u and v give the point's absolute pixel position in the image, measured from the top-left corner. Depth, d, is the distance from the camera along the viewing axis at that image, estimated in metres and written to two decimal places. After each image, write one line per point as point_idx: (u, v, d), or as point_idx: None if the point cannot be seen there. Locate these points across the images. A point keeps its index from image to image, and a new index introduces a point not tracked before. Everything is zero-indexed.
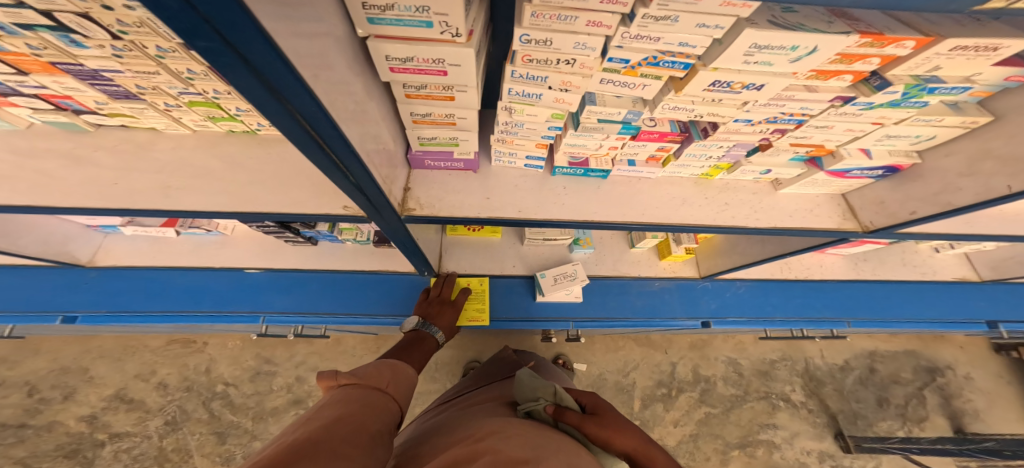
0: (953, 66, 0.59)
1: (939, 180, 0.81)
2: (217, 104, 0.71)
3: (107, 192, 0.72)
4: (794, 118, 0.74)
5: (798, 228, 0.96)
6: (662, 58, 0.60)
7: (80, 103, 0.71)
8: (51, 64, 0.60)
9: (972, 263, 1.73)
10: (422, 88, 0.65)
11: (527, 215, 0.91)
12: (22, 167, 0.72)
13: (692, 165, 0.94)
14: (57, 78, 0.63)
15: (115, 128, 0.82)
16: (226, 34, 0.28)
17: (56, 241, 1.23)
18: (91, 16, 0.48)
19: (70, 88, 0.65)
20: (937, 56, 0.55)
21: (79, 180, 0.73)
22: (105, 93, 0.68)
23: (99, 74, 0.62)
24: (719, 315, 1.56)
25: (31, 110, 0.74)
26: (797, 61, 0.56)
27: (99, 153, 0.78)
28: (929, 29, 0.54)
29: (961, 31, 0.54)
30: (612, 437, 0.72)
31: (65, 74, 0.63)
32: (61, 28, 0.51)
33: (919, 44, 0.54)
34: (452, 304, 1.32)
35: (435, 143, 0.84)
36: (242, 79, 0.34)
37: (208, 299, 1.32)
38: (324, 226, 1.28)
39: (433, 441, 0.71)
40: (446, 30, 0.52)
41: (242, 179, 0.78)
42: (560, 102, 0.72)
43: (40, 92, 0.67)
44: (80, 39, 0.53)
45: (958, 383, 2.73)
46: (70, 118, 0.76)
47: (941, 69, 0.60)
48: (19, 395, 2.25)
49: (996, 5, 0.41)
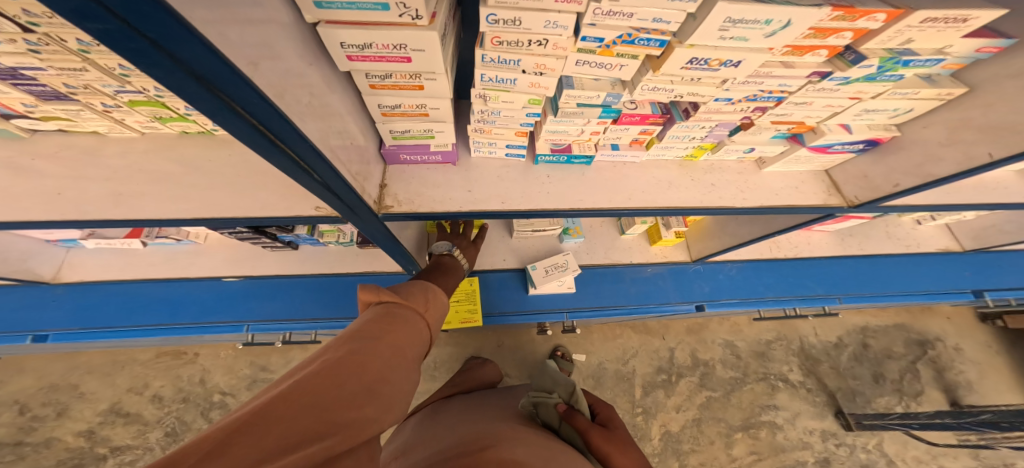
0: (925, 39, 0.59)
1: (921, 151, 0.81)
2: (163, 103, 0.64)
3: (53, 202, 0.68)
4: (773, 95, 0.72)
5: (785, 206, 0.94)
6: (637, 36, 0.57)
7: (7, 105, 0.64)
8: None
9: (952, 234, 1.73)
10: (387, 77, 0.62)
11: (512, 206, 0.88)
12: None
13: (675, 146, 0.91)
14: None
15: (54, 133, 0.78)
16: (123, 15, 0.25)
17: (14, 258, 1.16)
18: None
19: None
20: (908, 28, 0.56)
21: (26, 192, 0.69)
22: (32, 93, 0.60)
23: (18, 73, 0.55)
24: (714, 297, 1.54)
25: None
26: (771, 35, 0.54)
27: (37, 161, 0.73)
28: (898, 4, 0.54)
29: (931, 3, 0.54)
30: (612, 454, 0.74)
31: None
32: None
33: (889, 17, 0.54)
34: (474, 242, 1.32)
35: (409, 136, 0.81)
36: (161, 67, 0.31)
37: (186, 311, 1.29)
38: (303, 229, 1.24)
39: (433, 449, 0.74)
40: (405, 12, 0.49)
41: (204, 184, 0.75)
42: (535, 86, 0.69)
43: None
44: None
45: (949, 355, 2.74)
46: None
47: (914, 40, 0.60)
48: (11, 414, 2.23)
49: None
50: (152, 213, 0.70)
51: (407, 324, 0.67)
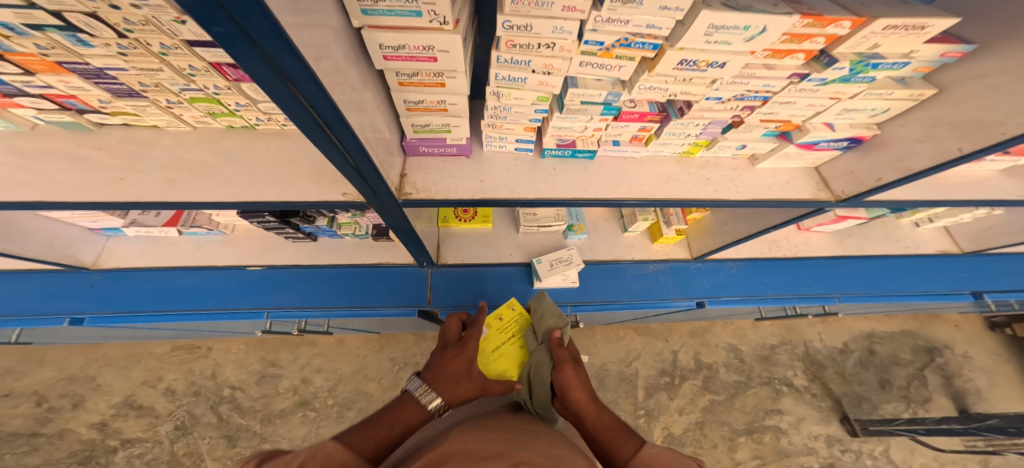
0: (890, 44, 0.66)
1: (899, 148, 0.86)
2: (218, 100, 0.73)
3: (116, 186, 0.77)
4: (759, 95, 0.80)
5: (776, 199, 1.00)
6: (633, 40, 0.65)
7: (83, 102, 0.71)
8: (58, 64, 0.61)
9: (951, 236, 1.75)
10: (415, 75, 0.71)
11: (520, 195, 0.96)
12: (36, 166, 0.77)
13: (672, 142, 0.99)
14: (63, 78, 0.64)
15: (118, 126, 0.88)
16: (240, 22, 0.33)
17: (59, 244, 1.27)
18: (98, 16, 0.50)
19: (76, 87, 0.66)
20: (873, 34, 0.62)
21: (95, 177, 0.78)
22: (109, 91, 0.69)
23: (103, 73, 0.63)
24: (713, 294, 1.60)
25: (36, 110, 0.76)
26: (751, 41, 0.61)
27: (102, 151, 0.83)
28: (862, 11, 0.61)
29: (891, 11, 0.61)
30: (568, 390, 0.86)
31: (71, 73, 0.63)
32: (70, 28, 0.52)
33: (855, 24, 0.61)
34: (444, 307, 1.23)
35: (428, 130, 0.90)
36: (251, 61, 0.39)
37: (211, 297, 1.36)
38: (323, 221, 1.34)
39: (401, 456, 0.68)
40: (434, 18, 0.58)
41: (245, 172, 0.84)
42: (543, 85, 0.78)
43: (45, 92, 0.67)
44: (87, 39, 0.54)
45: (957, 362, 2.76)
46: (75, 117, 0.78)
47: (881, 46, 0.66)
48: (28, 405, 2.29)
49: None
50: (198, 196, 0.78)
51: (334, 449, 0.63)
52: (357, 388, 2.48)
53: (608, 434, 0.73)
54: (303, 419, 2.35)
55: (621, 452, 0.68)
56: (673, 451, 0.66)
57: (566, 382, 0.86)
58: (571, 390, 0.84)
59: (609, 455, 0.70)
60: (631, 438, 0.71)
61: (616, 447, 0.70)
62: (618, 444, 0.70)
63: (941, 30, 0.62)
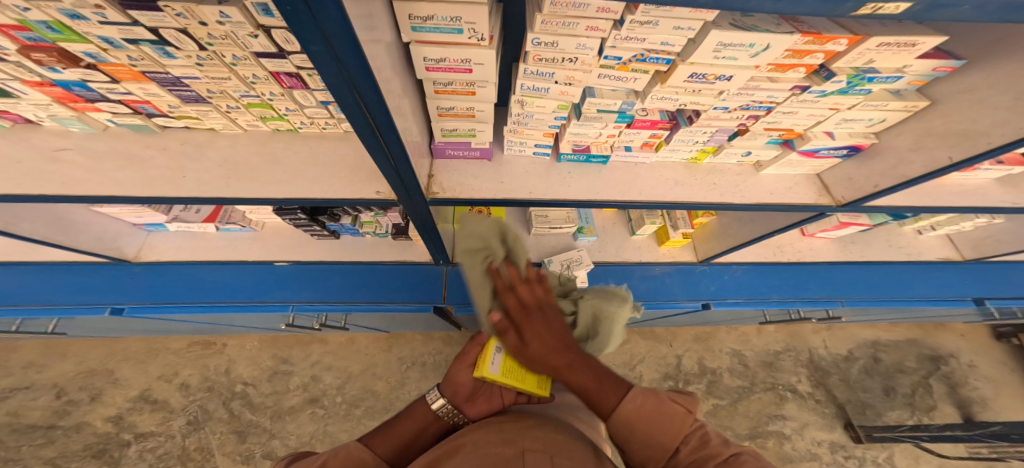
0: (885, 60, 0.71)
1: (894, 156, 0.91)
2: (270, 105, 0.86)
3: (178, 181, 0.87)
4: (763, 105, 0.86)
5: (778, 203, 1.06)
6: (648, 55, 0.72)
7: (155, 107, 0.86)
8: (141, 73, 0.74)
9: (953, 244, 1.80)
10: (449, 84, 0.78)
11: (538, 195, 1.03)
12: (116, 166, 0.89)
13: (681, 149, 1.05)
14: (142, 85, 0.78)
15: (178, 129, 0.98)
16: (329, 38, 0.42)
17: (107, 238, 1.37)
18: (187, 31, 0.61)
19: (151, 93, 0.80)
20: (868, 50, 0.67)
21: (159, 174, 0.88)
22: (179, 97, 0.82)
23: (179, 81, 0.76)
24: (719, 296, 1.65)
25: (111, 114, 0.89)
26: (756, 56, 0.67)
27: (165, 152, 0.93)
28: (857, 29, 0.66)
29: (885, 30, 0.65)
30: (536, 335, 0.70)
31: (150, 81, 0.77)
32: (160, 42, 0.65)
33: (850, 42, 0.66)
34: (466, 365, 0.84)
35: (455, 134, 0.97)
36: (330, 72, 0.48)
37: (239, 291, 1.43)
38: (347, 219, 1.42)
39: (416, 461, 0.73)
40: (473, 35, 0.65)
41: (288, 171, 0.93)
42: (564, 94, 0.85)
43: (124, 98, 0.82)
44: (173, 51, 0.67)
45: (962, 371, 2.78)
46: (144, 120, 0.92)
47: (876, 61, 0.71)
48: (47, 397, 2.36)
49: (864, 12, 0.41)
50: (247, 193, 0.87)
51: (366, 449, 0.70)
52: (367, 386, 2.53)
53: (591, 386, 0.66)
54: (313, 416, 2.39)
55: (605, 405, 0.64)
56: (653, 396, 0.62)
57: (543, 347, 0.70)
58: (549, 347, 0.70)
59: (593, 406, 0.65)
60: (614, 386, 0.66)
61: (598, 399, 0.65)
62: (599, 396, 0.64)
63: (932, 47, 0.66)
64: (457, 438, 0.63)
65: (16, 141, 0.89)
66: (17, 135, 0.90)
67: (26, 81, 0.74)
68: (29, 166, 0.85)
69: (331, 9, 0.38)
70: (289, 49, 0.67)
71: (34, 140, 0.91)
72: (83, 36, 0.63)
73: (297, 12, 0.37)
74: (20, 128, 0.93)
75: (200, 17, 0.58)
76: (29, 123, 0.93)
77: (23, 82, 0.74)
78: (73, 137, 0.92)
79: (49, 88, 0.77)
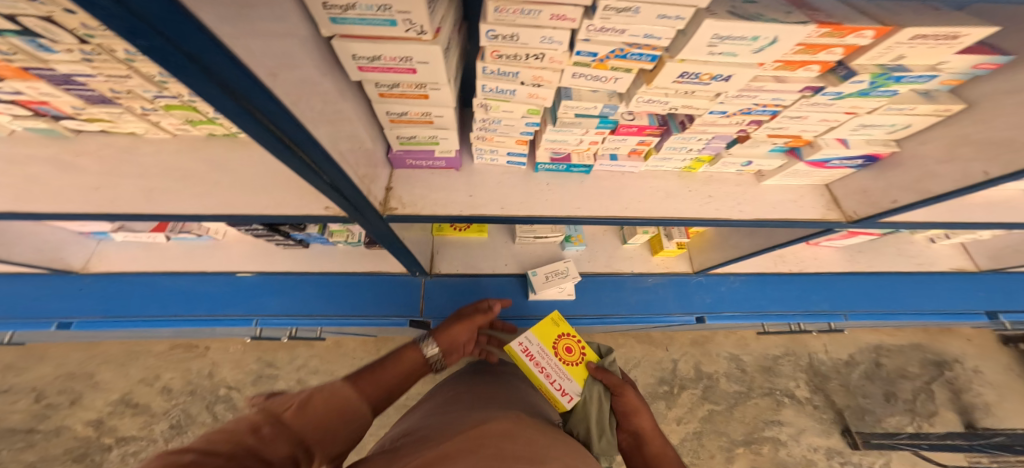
0: (915, 56, 0.57)
1: (920, 167, 0.78)
2: (194, 108, 0.73)
3: (91, 195, 0.75)
4: (767, 109, 0.73)
5: (783, 219, 0.94)
6: (629, 51, 0.60)
7: (57, 108, 0.74)
8: (23, 70, 0.62)
9: (969, 253, 1.66)
10: (395, 86, 0.66)
11: (510, 211, 0.91)
12: (14, 174, 0.76)
13: (673, 157, 0.93)
14: (31, 83, 0.66)
15: (98, 134, 0.85)
16: (168, 35, 0.29)
17: (47, 248, 1.25)
18: (54, 20, 0.49)
19: (46, 92, 0.68)
20: (898, 45, 0.54)
21: (70, 186, 0.76)
22: (80, 97, 0.70)
23: (72, 79, 0.65)
24: (714, 309, 1.53)
25: (12, 117, 0.76)
26: (759, 52, 0.55)
27: (83, 158, 0.81)
28: (887, 18, 0.53)
29: (921, 19, 0.52)
30: (636, 411, 0.90)
31: (38, 79, 0.65)
32: (27, 32, 0.52)
33: (878, 34, 0.52)
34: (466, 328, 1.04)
35: (414, 142, 0.86)
36: (193, 78, 0.35)
37: (200, 302, 1.33)
38: (314, 228, 1.30)
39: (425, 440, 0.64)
40: (410, 27, 0.53)
41: (222, 182, 0.81)
42: (534, 97, 0.73)
43: (17, 98, 0.70)
44: (48, 44, 0.55)
45: (967, 376, 2.68)
46: (50, 123, 0.78)
47: (906, 58, 0.58)
48: (26, 401, 2.25)
49: None
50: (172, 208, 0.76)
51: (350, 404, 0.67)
52: None
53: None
54: None
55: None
56: None
57: (632, 406, 0.90)
58: (641, 416, 0.90)
59: None
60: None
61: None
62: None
63: (978, 39, 0.53)
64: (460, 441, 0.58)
65: None
66: None
67: None
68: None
69: None
70: None
71: None
72: None
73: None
74: None
75: (60, 3, 0.46)
76: None
77: None
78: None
79: None
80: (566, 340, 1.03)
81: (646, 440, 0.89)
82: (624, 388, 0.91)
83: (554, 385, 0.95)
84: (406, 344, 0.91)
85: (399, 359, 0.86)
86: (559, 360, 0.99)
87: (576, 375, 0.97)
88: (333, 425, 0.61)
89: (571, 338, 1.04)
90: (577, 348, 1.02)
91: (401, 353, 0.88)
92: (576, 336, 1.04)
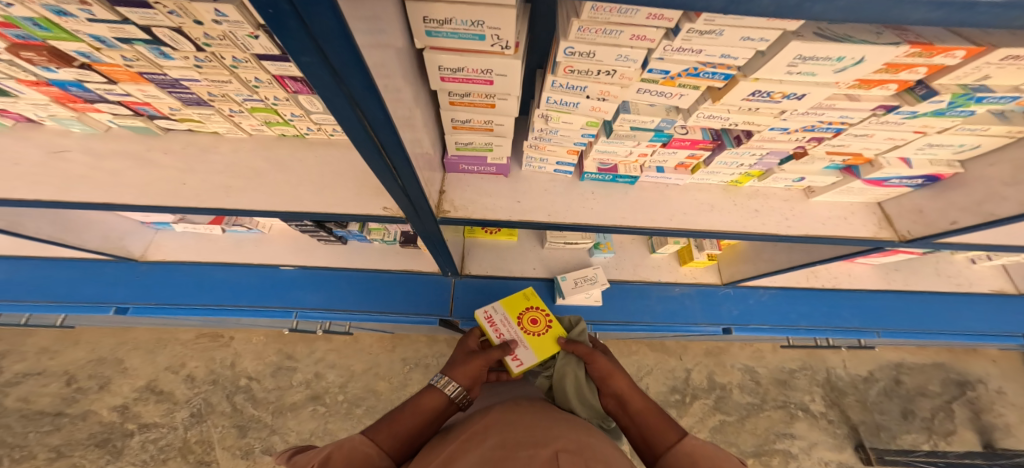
0: (1001, 77, 0.58)
1: (984, 189, 0.79)
2: (275, 110, 0.79)
3: (175, 190, 0.80)
4: (832, 127, 0.74)
5: (830, 235, 0.95)
6: (702, 69, 0.62)
7: (156, 109, 0.79)
8: (139, 74, 0.67)
9: (1007, 275, 1.64)
10: (466, 95, 0.70)
11: (557, 218, 0.93)
12: (110, 169, 0.81)
13: (722, 172, 0.95)
14: (141, 87, 0.70)
15: (181, 132, 0.91)
16: (326, 51, 0.33)
17: (114, 236, 1.31)
18: (182, 30, 0.53)
19: (150, 95, 0.72)
20: (987, 65, 0.55)
21: (155, 180, 0.81)
22: (180, 100, 0.75)
23: (178, 83, 0.69)
24: (741, 321, 1.54)
25: (112, 116, 0.82)
26: (842, 71, 0.56)
27: (167, 155, 0.86)
28: (979, 40, 0.53)
29: (1015, 40, 0.53)
30: (612, 373, 0.91)
31: (149, 83, 0.69)
32: (155, 41, 0.57)
33: (968, 54, 0.53)
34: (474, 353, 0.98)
35: (471, 148, 0.88)
36: (328, 89, 0.39)
37: (243, 293, 1.37)
38: (355, 226, 1.35)
39: (440, 442, 0.68)
40: (496, 42, 0.56)
41: (293, 181, 0.85)
42: (595, 110, 0.75)
43: (124, 99, 0.74)
44: (169, 52, 0.59)
45: (989, 397, 2.64)
46: (145, 122, 0.84)
47: (991, 78, 0.59)
48: (57, 384, 2.31)
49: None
50: (246, 204, 0.79)
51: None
52: (369, 386, 2.46)
53: (654, 422, 0.77)
54: (313, 414, 2.34)
55: (666, 438, 0.73)
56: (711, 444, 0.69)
57: (606, 370, 0.92)
58: (616, 377, 0.90)
59: (653, 439, 0.75)
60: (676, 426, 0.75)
61: (659, 436, 0.74)
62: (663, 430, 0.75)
63: None
64: (476, 436, 0.63)
65: (16, 139, 0.82)
66: (19, 134, 0.84)
67: (22, 80, 0.67)
68: (27, 167, 0.79)
69: (328, 18, 0.29)
70: None
71: (36, 139, 0.84)
72: (73, 34, 0.55)
73: (280, 17, 0.28)
74: (21, 126, 0.86)
75: (194, 15, 0.50)
76: (31, 122, 0.86)
77: (18, 81, 0.67)
78: (74, 138, 0.85)
79: (46, 87, 0.69)
80: (530, 313, 1.16)
81: (627, 399, 0.85)
82: (593, 354, 0.95)
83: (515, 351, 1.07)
84: (424, 389, 0.84)
85: (417, 406, 0.79)
86: (520, 329, 1.12)
87: (532, 344, 1.09)
88: None
89: (537, 312, 1.16)
90: (540, 320, 1.14)
91: (419, 398, 0.82)
92: (543, 311, 1.16)
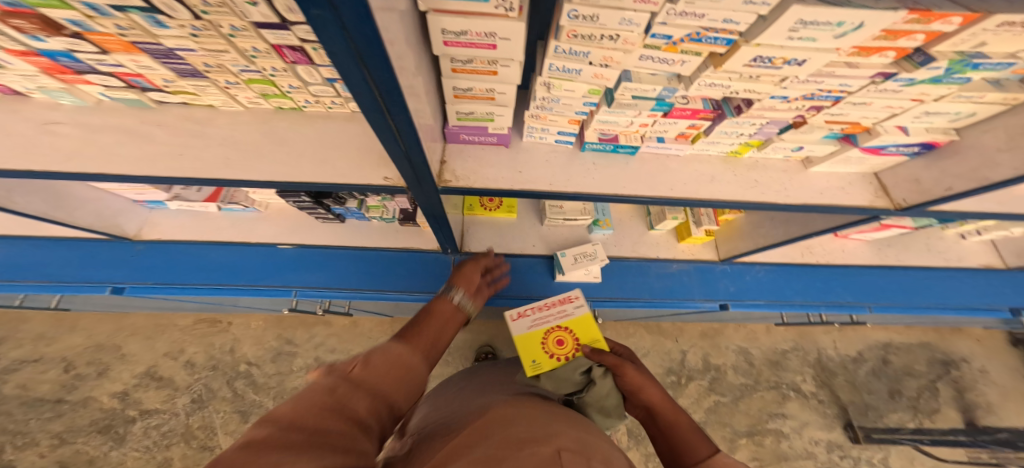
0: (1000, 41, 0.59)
1: (978, 157, 0.80)
2: (272, 81, 0.77)
3: (174, 162, 0.79)
4: (831, 95, 0.75)
5: (826, 204, 0.97)
6: (705, 35, 0.62)
7: (148, 80, 0.77)
8: (132, 44, 0.65)
9: (996, 249, 1.70)
10: (469, 62, 0.69)
11: (558, 188, 0.94)
12: (105, 143, 0.80)
13: (722, 142, 0.96)
14: (134, 57, 0.69)
15: (175, 105, 0.89)
16: (337, 5, 0.32)
17: (106, 214, 1.30)
18: None
19: (144, 66, 0.71)
20: (984, 32, 0.55)
21: (151, 153, 0.80)
22: (174, 71, 0.74)
23: (172, 53, 0.68)
24: (738, 297, 1.57)
25: (103, 87, 0.81)
26: (841, 37, 0.57)
27: (161, 128, 0.85)
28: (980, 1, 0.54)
29: None
30: (644, 386, 0.89)
31: (142, 53, 0.68)
32: (151, 9, 0.55)
33: (965, 20, 0.54)
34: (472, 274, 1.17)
35: (471, 118, 0.88)
36: (339, 44, 0.38)
37: (242, 273, 1.36)
38: (355, 203, 1.34)
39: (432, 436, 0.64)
40: (501, 4, 0.56)
41: (295, 154, 0.84)
42: (597, 77, 0.76)
43: (116, 70, 0.73)
44: (165, 20, 0.58)
45: (973, 376, 2.73)
46: (137, 94, 0.83)
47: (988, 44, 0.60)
48: (56, 371, 2.31)
49: None
50: (248, 175, 0.79)
51: (413, 371, 0.63)
52: None
53: (687, 436, 0.79)
54: None
55: (698, 454, 0.75)
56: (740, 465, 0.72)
57: (637, 383, 0.89)
58: (647, 390, 0.88)
59: (684, 454, 0.76)
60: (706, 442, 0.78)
61: (691, 450, 0.76)
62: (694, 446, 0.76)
63: None
64: (476, 428, 0.60)
65: (4, 112, 0.81)
66: (9, 107, 0.82)
67: (10, 49, 0.65)
68: (18, 139, 0.78)
69: None
70: (292, 20, 0.57)
71: (25, 112, 0.82)
72: (66, 2, 0.53)
73: None
74: (8, 99, 0.84)
75: None
76: (17, 94, 0.84)
77: (5, 50, 0.65)
78: (65, 111, 0.84)
79: (34, 58, 0.68)
80: (568, 336, 1.11)
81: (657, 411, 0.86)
82: (623, 365, 0.92)
83: (525, 311, 1.17)
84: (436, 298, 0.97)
85: (435, 312, 0.91)
86: (552, 326, 1.13)
87: (538, 333, 1.12)
88: (398, 378, 0.59)
89: (577, 344, 1.09)
90: (567, 342, 1.10)
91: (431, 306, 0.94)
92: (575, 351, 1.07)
